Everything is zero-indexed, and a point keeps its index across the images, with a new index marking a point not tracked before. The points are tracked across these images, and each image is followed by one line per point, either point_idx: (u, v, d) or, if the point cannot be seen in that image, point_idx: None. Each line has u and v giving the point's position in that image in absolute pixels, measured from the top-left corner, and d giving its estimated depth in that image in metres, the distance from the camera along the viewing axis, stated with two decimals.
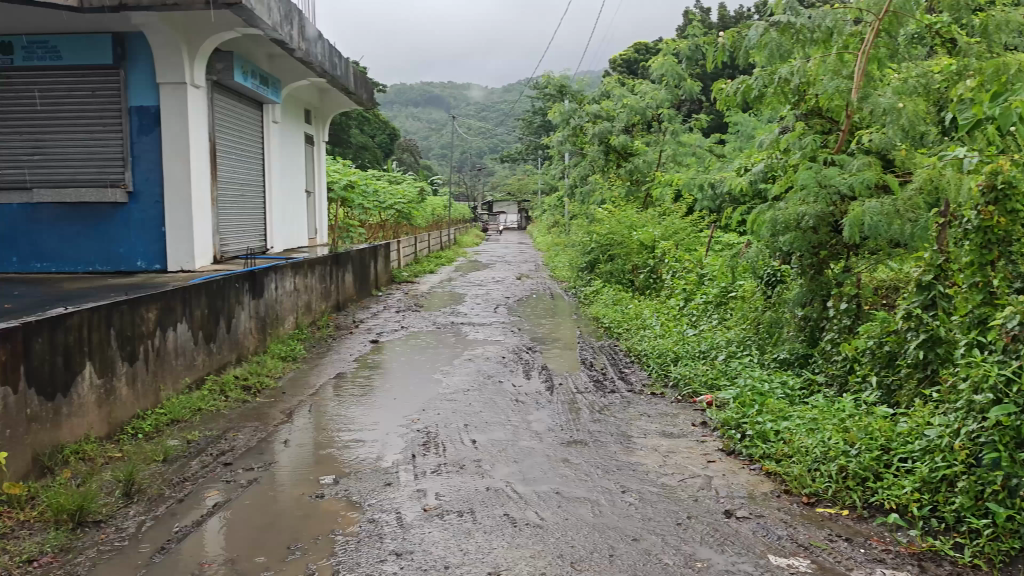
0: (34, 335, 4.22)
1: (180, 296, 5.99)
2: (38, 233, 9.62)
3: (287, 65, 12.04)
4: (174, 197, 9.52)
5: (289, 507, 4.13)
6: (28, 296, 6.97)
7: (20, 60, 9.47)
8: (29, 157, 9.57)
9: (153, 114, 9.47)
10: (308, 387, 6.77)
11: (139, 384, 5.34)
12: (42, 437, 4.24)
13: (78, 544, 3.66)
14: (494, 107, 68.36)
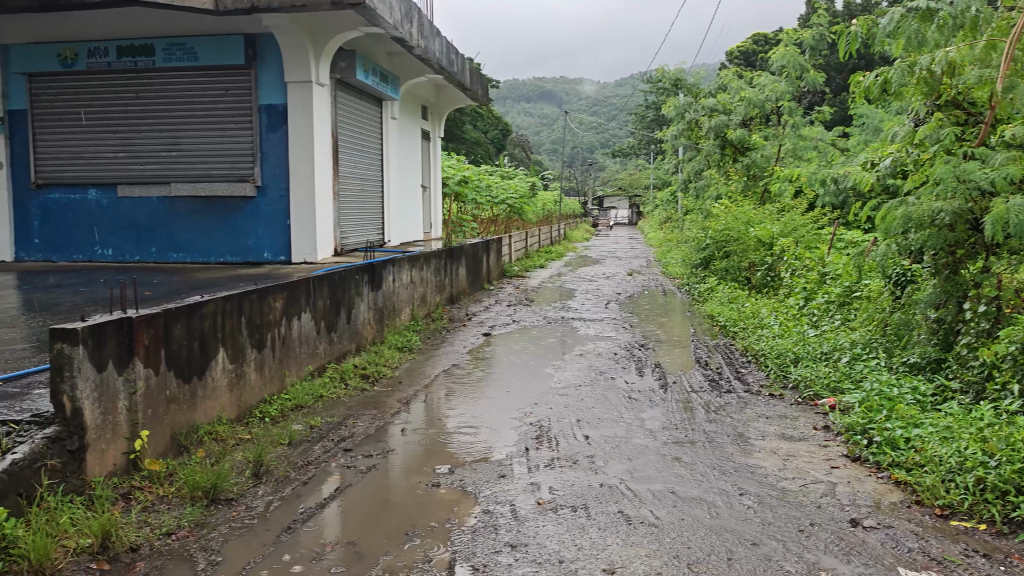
0: (174, 321, 4.47)
1: (304, 288, 6.23)
2: (175, 226, 10.27)
3: (405, 63, 12.33)
4: (297, 191, 9.89)
5: (407, 494, 4.23)
6: (166, 284, 7.40)
7: (160, 61, 10.02)
8: (167, 153, 10.16)
9: (280, 112, 9.88)
10: (423, 377, 6.92)
11: (266, 369, 5.59)
12: (179, 417, 4.50)
13: (212, 520, 3.87)
14: (605, 102, 68.01)
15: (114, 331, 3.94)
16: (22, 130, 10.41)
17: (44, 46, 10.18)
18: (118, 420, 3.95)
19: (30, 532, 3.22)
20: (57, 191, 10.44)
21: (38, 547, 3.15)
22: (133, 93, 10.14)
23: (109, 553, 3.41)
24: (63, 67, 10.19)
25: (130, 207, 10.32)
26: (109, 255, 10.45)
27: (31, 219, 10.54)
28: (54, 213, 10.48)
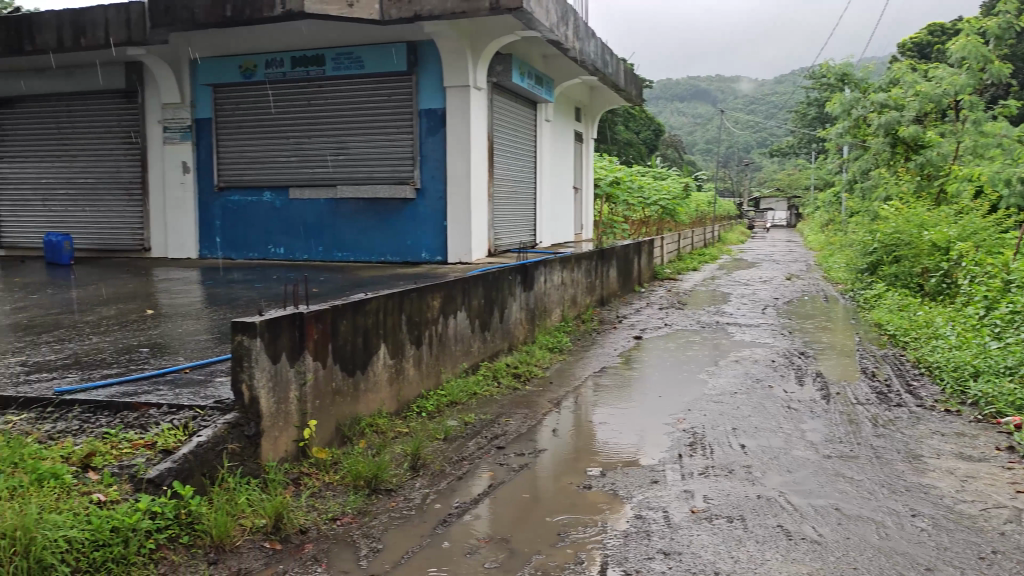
0: (340, 317, 4.71)
1: (460, 287, 6.40)
2: (340, 226, 10.80)
3: (560, 65, 12.42)
4: (454, 192, 10.15)
5: (558, 494, 4.26)
6: (332, 282, 7.81)
7: (329, 70, 10.56)
8: (334, 158, 10.73)
9: (439, 116, 10.18)
10: (575, 379, 6.94)
11: (423, 365, 5.78)
12: (344, 408, 4.73)
13: (373, 508, 4.04)
14: (763, 100, 65.72)
15: (288, 326, 4.19)
16: (208, 137, 11.30)
17: (228, 58, 10.99)
18: (290, 410, 4.21)
19: (212, 510, 3.49)
20: (237, 193, 11.25)
21: (218, 524, 3.41)
22: (305, 100, 10.78)
23: (281, 533, 3.62)
24: (244, 77, 10.95)
25: (301, 208, 10.96)
26: (281, 254, 11.14)
27: (213, 219, 11.41)
28: (233, 214, 11.30)
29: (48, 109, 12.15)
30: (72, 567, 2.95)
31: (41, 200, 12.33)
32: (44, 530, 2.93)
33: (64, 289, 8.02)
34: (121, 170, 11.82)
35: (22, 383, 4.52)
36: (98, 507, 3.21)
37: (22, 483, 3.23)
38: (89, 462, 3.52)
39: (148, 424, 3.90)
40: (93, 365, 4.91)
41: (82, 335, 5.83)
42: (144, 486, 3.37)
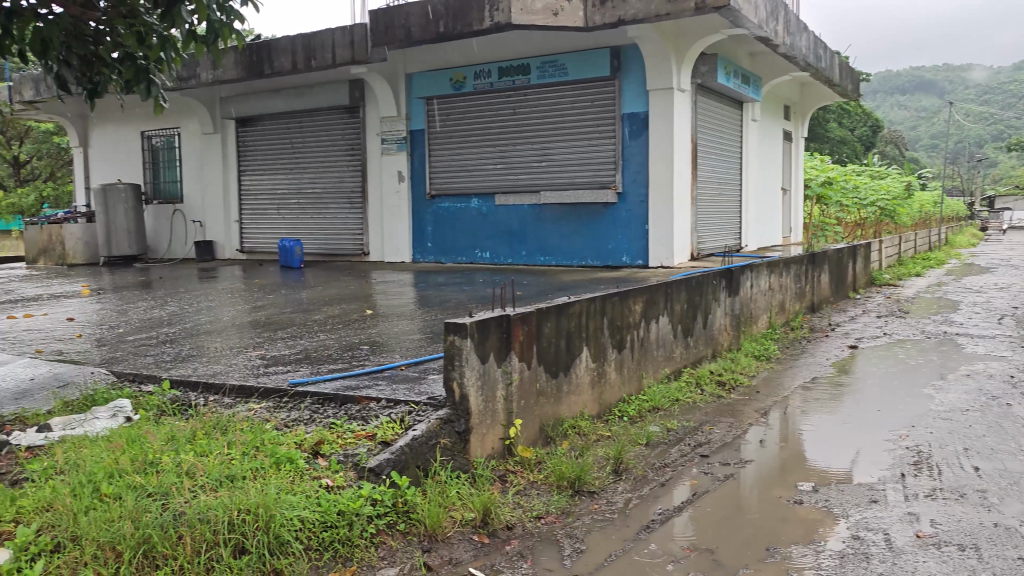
0: (544, 319, 4.81)
1: (663, 292, 6.34)
2: (543, 230, 11.03)
3: (768, 62, 11.96)
4: (656, 196, 10.07)
5: (767, 508, 4.11)
6: (536, 286, 7.98)
7: (534, 78, 10.81)
8: (538, 164, 10.98)
9: (642, 119, 10.13)
10: (783, 389, 6.65)
11: (625, 369, 5.77)
12: (548, 409, 4.83)
13: (576, 509, 4.08)
14: (999, 89, 59.55)
15: (496, 328, 4.34)
16: (421, 147, 11.93)
17: (439, 72, 11.56)
18: (497, 408, 4.35)
19: (426, 501, 3.68)
20: (447, 200, 11.80)
21: (431, 515, 3.58)
22: (510, 109, 11.12)
23: (489, 528, 3.75)
24: (454, 89, 11.46)
25: (506, 213, 11.32)
26: (487, 257, 11.55)
27: (425, 225, 12.05)
28: (443, 220, 11.87)
29: (283, 126, 13.42)
30: (305, 544, 3.23)
31: (276, 208, 13.68)
32: (282, 509, 3.24)
33: (297, 290, 8.78)
34: (344, 180, 12.83)
35: (262, 375, 5.02)
36: (326, 491, 3.50)
37: (264, 465, 3.58)
38: (318, 449, 3.84)
39: (369, 416, 4.20)
40: (320, 361, 5.33)
41: (311, 332, 6.34)
42: (366, 474, 3.63)
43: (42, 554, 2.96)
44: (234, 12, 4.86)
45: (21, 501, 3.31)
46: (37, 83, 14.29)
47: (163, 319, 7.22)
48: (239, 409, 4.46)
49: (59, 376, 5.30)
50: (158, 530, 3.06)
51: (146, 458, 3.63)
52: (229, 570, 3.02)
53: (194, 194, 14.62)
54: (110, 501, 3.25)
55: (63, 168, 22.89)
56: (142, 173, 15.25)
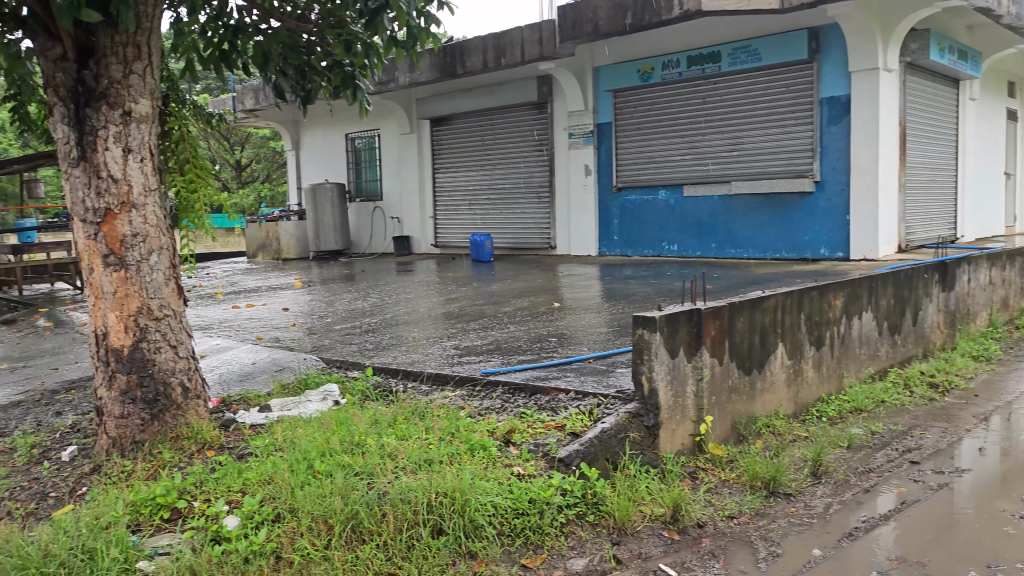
0: (737, 313, 4.66)
1: (867, 287, 5.97)
2: (734, 222, 10.69)
3: (990, 34, 10.91)
4: (859, 184, 9.47)
5: (986, 522, 3.77)
6: (727, 279, 7.76)
7: (726, 66, 10.48)
8: (729, 154, 10.66)
9: (843, 103, 9.56)
10: (1006, 393, 6.06)
11: (824, 368, 5.49)
12: (741, 407, 4.69)
13: (771, 511, 3.93)
14: None
15: (686, 321, 4.26)
16: (608, 140, 11.93)
17: (626, 63, 11.48)
18: (687, 404, 4.28)
19: (616, 494, 3.67)
20: (634, 193, 11.73)
21: (621, 508, 3.56)
22: (700, 98, 10.86)
23: (679, 524, 3.66)
24: (642, 81, 11.34)
25: (695, 205, 11.09)
26: (674, 250, 11.37)
27: (612, 218, 12.04)
28: (630, 213, 11.80)
29: (474, 124, 13.86)
30: (497, 529, 3.33)
31: (468, 204, 14.18)
32: (476, 494, 3.35)
33: (487, 283, 9.06)
34: (532, 175, 13.07)
35: (456, 364, 5.22)
36: (518, 479, 3.58)
37: (459, 451, 3.74)
38: (510, 437, 3.95)
39: (558, 407, 4.27)
40: (511, 352, 5.48)
41: (501, 324, 6.52)
42: (556, 464, 3.69)
43: (265, 522, 3.26)
44: (431, 16, 5.07)
45: (246, 474, 3.67)
46: (256, 93, 15.63)
47: (366, 310, 7.70)
48: (435, 396, 4.68)
49: (277, 361, 5.79)
50: (364, 507, 3.28)
51: (353, 439, 3.89)
52: (428, 548, 3.17)
53: (392, 191, 15.44)
54: (321, 477, 3.52)
55: (278, 170, 24.86)
56: (347, 173, 16.29)
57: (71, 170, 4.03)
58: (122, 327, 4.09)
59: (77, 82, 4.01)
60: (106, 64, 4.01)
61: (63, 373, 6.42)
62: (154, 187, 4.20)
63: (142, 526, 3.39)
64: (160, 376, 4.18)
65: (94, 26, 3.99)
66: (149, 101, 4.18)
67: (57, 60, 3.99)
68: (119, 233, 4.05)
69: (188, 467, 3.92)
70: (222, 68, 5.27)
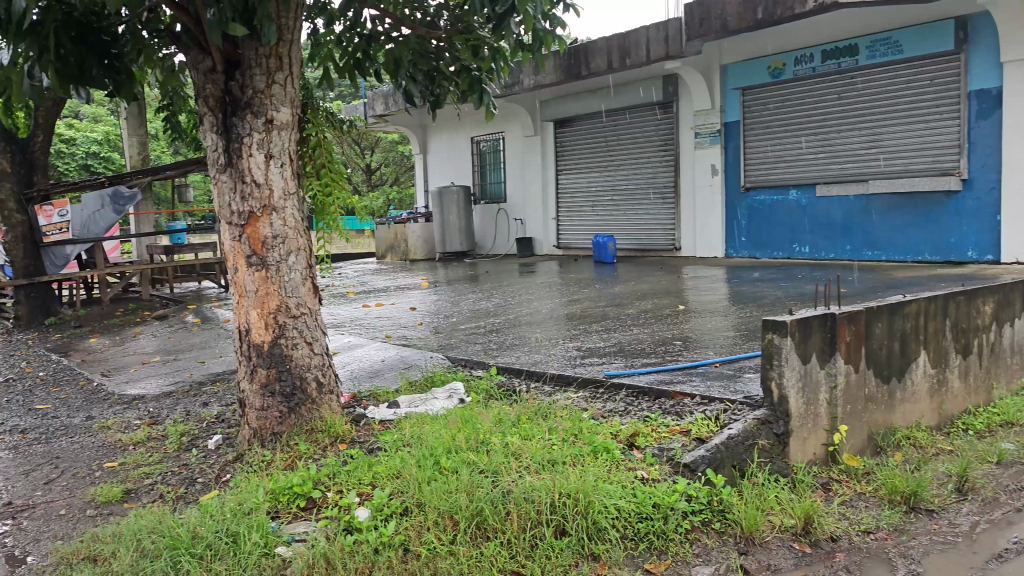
0: (875, 319, 4.45)
1: (1020, 292, 5.58)
2: (871, 223, 10.21)
3: None
4: (1013, 182, 8.84)
5: None
6: (863, 282, 7.43)
7: (864, 59, 10.00)
8: (867, 151, 10.20)
9: (995, 96, 8.93)
10: None
11: (971, 378, 5.18)
12: (879, 417, 4.48)
13: (912, 528, 3.72)
14: None
15: (819, 326, 4.10)
16: (737, 139, 11.64)
17: (756, 60, 11.15)
18: (820, 412, 4.12)
19: (743, 502, 3.56)
20: (763, 193, 11.40)
21: (749, 517, 3.45)
22: (835, 94, 10.43)
23: (811, 537, 3.52)
24: (773, 77, 10.99)
25: (829, 205, 10.66)
26: (806, 252, 10.97)
27: (740, 219, 11.75)
28: (759, 214, 11.48)
29: (598, 125, 13.83)
30: (621, 533, 3.30)
31: (591, 205, 14.17)
32: (599, 496, 3.34)
33: (610, 285, 9.01)
34: (657, 176, 12.91)
35: (579, 365, 5.23)
36: (642, 482, 3.54)
37: (583, 453, 3.73)
38: (634, 441, 3.92)
39: (683, 411, 4.20)
40: (635, 354, 5.43)
41: (625, 326, 6.48)
42: (681, 470, 3.63)
43: (394, 515, 3.37)
44: (557, 19, 5.08)
45: (376, 468, 3.79)
46: (386, 99, 16.14)
47: (490, 310, 7.81)
48: (558, 397, 4.70)
49: (405, 359, 5.97)
50: (489, 505, 3.33)
51: (478, 437, 3.96)
52: (552, 548, 3.18)
53: (516, 193, 15.60)
54: (448, 474, 3.60)
55: (405, 173, 25.62)
56: (472, 175, 16.58)
57: (220, 175, 4.29)
58: (264, 324, 4.32)
59: (225, 92, 4.27)
60: (251, 75, 4.23)
61: (209, 366, 6.84)
62: (293, 191, 4.41)
63: (282, 512, 3.58)
64: (297, 371, 4.38)
65: (241, 39, 4.22)
66: (290, 109, 4.38)
67: (207, 71, 4.26)
68: (262, 234, 4.27)
69: (322, 459, 4.09)
70: (356, 75, 5.48)
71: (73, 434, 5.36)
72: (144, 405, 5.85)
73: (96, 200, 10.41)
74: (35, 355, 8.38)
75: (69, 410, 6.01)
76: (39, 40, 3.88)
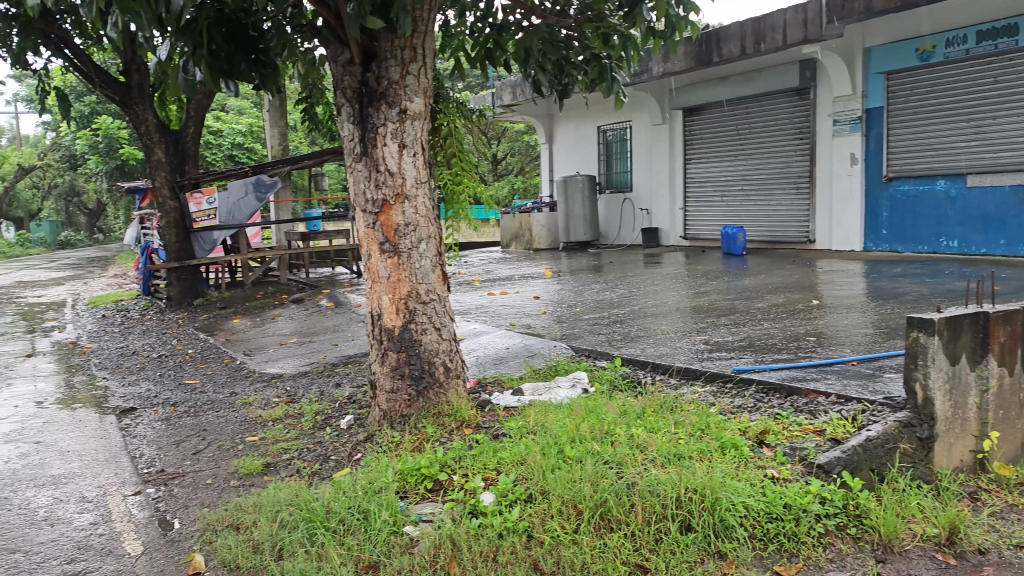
0: None
1: None
2: None
3: None
4: None
5: None
6: (1018, 280, 6.91)
7: None
8: None
9: None
10: None
11: None
12: None
13: None
14: None
15: (970, 326, 3.85)
16: (878, 126, 11.06)
17: (902, 43, 10.55)
18: (968, 416, 3.88)
19: (882, 508, 3.36)
20: (907, 183, 10.80)
21: (887, 523, 3.25)
22: (991, 78, 9.73)
23: (956, 548, 3.28)
24: (920, 60, 10.37)
25: (981, 196, 10.00)
26: (954, 247, 10.34)
27: (880, 211, 11.17)
28: (902, 205, 10.88)
29: (729, 113, 13.47)
30: (749, 532, 3.18)
31: (720, 195, 13.84)
32: (728, 493, 3.24)
33: (739, 278, 8.77)
34: (791, 165, 12.45)
35: (707, 359, 5.12)
36: (772, 481, 3.42)
37: (711, 448, 3.65)
38: (764, 439, 3.81)
39: (817, 410, 4.04)
40: (765, 349, 5.26)
41: (755, 320, 6.28)
42: (814, 471, 3.48)
43: (518, 501, 3.41)
44: (690, 4, 4.96)
45: (501, 453, 3.84)
46: (514, 89, 16.26)
47: (615, 301, 7.75)
48: (684, 391, 4.62)
49: (529, 347, 6.01)
50: (613, 496, 3.31)
51: (603, 428, 3.94)
52: (676, 543, 3.12)
53: (641, 183, 15.40)
54: (572, 463, 3.60)
55: (530, 164, 25.78)
56: (597, 165, 16.47)
57: (355, 164, 4.44)
58: (395, 309, 4.44)
59: (362, 84, 4.41)
60: (386, 66, 4.34)
61: (342, 349, 7.12)
62: (425, 180, 4.50)
63: (410, 492, 3.68)
64: (426, 355, 4.48)
65: (378, 31, 4.34)
66: (423, 99, 4.46)
67: (346, 64, 4.41)
68: (394, 222, 4.39)
69: (448, 443, 4.17)
70: (487, 65, 5.53)
71: (219, 409, 5.70)
72: (281, 384, 6.15)
73: (239, 189, 10.87)
74: (184, 333, 8.96)
75: (215, 385, 6.40)
76: (193, 36, 4.12)
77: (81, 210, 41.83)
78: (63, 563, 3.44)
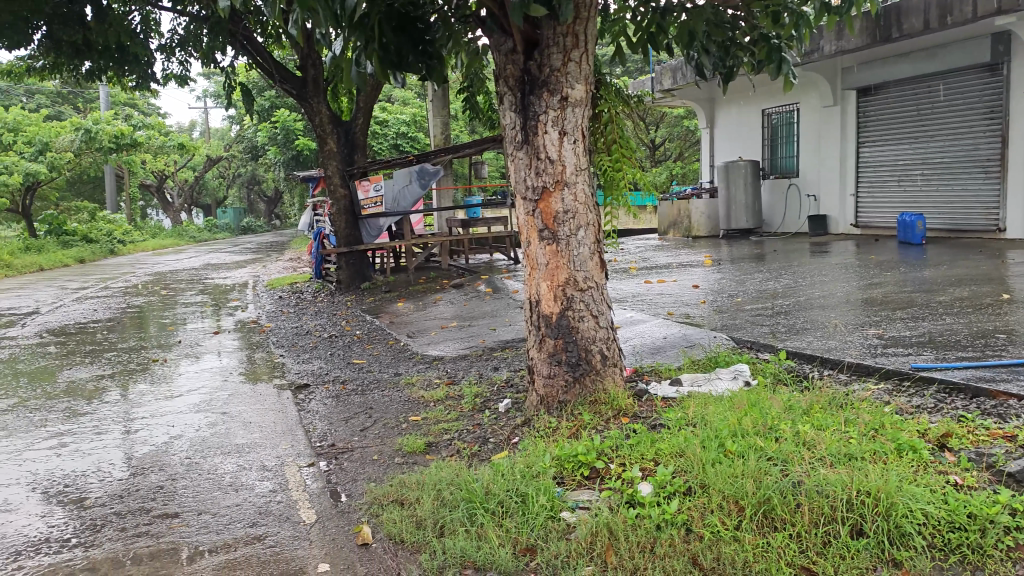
0: None
1: None
2: None
3: None
4: None
5: None
6: None
7: None
8: None
9: None
10: None
11: None
12: None
13: None
14: None
15: None
16: None
17: None
18: None
19: None
20: None
21: None
22: None
23: None
24: None
25: None
26: None
27: None
28: None
29: (908, 93, 12.62)
30: (928, 541, 2.93)
31: (897, 180, 13.01)
32: (905, 498, 3.03)
33: (917, 269, 8.20)
34: (979, 148, 11.56)
35: (881, 354, 4.83)
36: (954, 488, 3.16)
37: (886, 450, 3.43)
38: (945, 442, 3.55)
39: (1008, 414, 3.73)
40: (947, 346, 4.90)
41: (935, 314, 5.86)
42: (1005, 480, 3.18)
43: (676, 494, 3.35)
44: None
45: (659, 444, 3.78)
46: (675, 72, 15.92)
47: (779, 291, 7.46)
48: (855, 387, 4.38)
49: (688, 337, 5.89)
50: (778, 494, 3.19)
51: (766, 424, 3.80)
52: (847, 548, 2.94)
53: (808, 167, 14.70)
54: (733, 458, 3.50)
55: (689, 149, 25.21)
56: (761, 149, 15.87)
57: (517, 152, 4.49)
58: (553, 296, 4.47)
59: (524, 72, 4.44)
60: (549, 54, 4.35)
61: (500, 333, 7.26)
62: (585, 167, 4.48)
63: (568, 479, 3.71)
64: (582, 342, 4.48)
65: (540, 19, 4.35)
66: (584, 86, 4.43)
67: (508, 52, 4.46)
68: (554, 209, 4.41)
69: (605, 431, 4.14)
70: (650, 49, 5.42)
71: (384, 388, 5.97)
72: (443, 366, 6.35)
73: (405, 175, 11.35)
74: (353, 315, 9.43)
75: (381, 365, 6.71)
76: (364, 31, 4.27)
77: (261, 198, 44.82)
78: (247, 526, 3.71)
